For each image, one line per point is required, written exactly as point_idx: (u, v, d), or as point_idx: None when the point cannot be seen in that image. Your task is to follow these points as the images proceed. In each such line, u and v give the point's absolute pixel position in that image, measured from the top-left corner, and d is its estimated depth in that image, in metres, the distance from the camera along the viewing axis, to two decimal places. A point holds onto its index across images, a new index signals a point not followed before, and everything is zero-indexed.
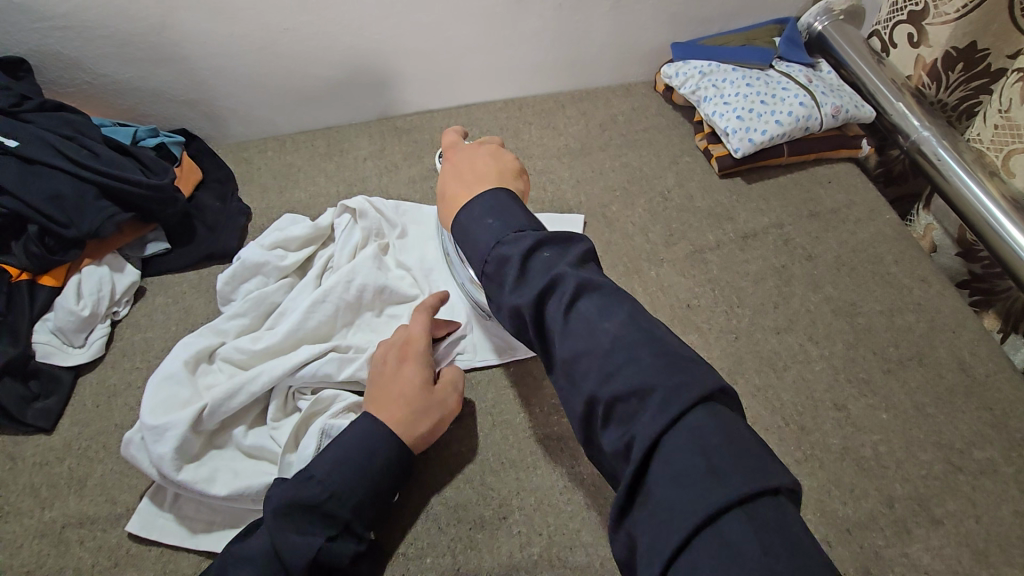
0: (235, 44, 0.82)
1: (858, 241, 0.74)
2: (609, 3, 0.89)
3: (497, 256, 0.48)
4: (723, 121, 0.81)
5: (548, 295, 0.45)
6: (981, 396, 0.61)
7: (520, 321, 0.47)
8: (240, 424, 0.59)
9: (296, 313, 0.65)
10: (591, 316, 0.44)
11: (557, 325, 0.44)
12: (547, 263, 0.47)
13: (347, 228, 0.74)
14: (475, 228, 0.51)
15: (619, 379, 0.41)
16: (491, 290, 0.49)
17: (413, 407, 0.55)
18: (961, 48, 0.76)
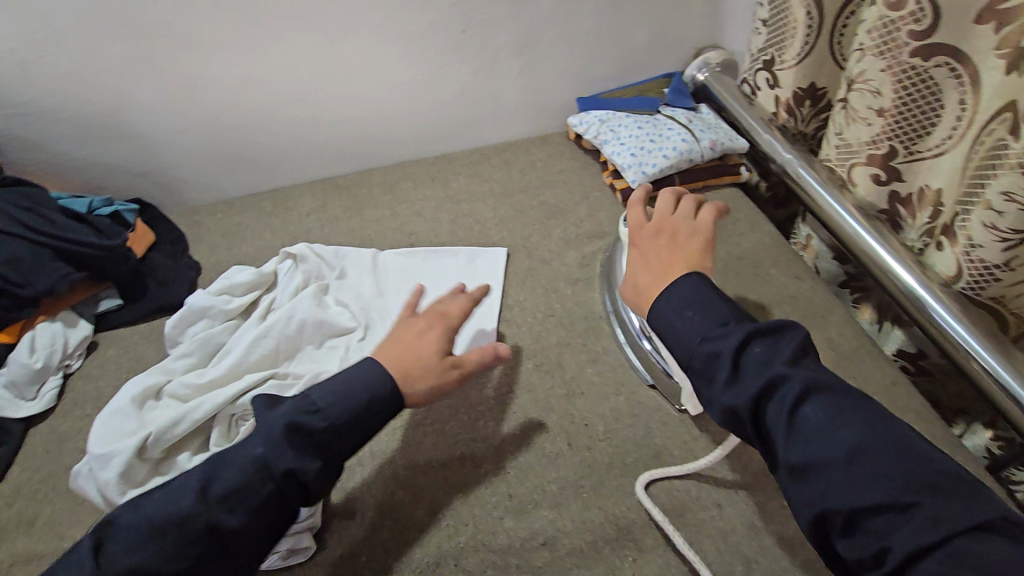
0: (185, 119, 0.92)
1: (742, 249, 0.85)
2: (519, 67, 1.03)
3: (705, 351, 0.50)
4: (620, 158, 0.93)
5: (766, 393, 0.46)
6: (847, 368, 0.69)
7: (734, 420, 0.48)
8: (185, 451, 0.63)
9: (237, 349, 0.71)
10: (817, 417, 0.44)
11: (781, 424, 0.45)
12: (762, 358, 0.48)
13: (289, 272, 0.82)
14: (674, 326, 0.53)
15: (811, 446, 0.43)
16: (691, 370, 0.51)
17: (425, 363, 0.59)
18: (805, 88, 0.91)
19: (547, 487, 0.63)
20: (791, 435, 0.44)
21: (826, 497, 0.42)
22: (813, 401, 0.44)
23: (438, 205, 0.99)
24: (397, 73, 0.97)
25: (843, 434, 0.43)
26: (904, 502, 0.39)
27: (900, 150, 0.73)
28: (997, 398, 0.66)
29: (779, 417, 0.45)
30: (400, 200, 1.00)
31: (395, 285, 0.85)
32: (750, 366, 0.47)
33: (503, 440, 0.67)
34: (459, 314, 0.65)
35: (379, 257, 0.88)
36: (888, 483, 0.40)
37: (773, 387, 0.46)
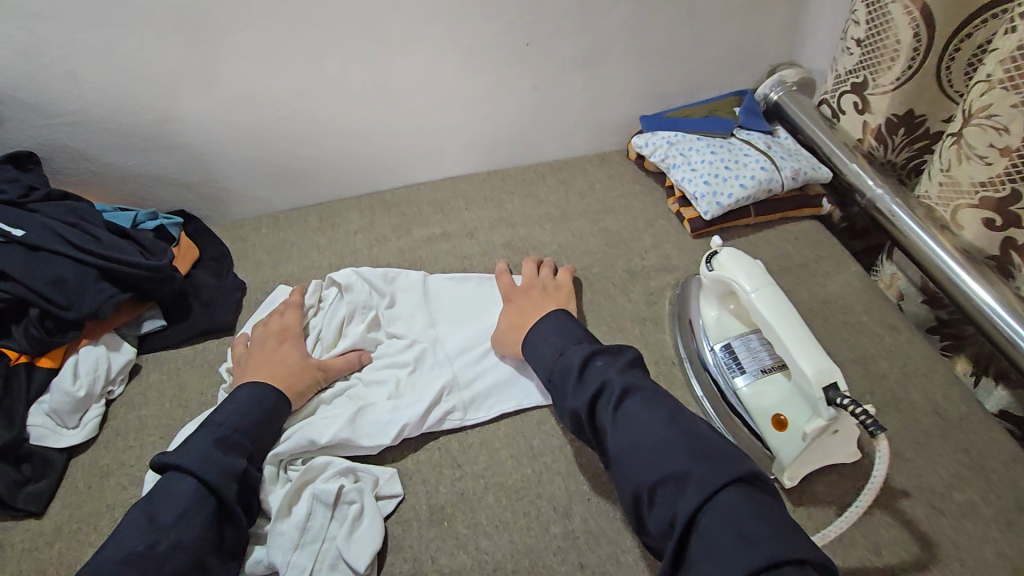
0: (235, 131, 0.88)
1: (827, 292, 0.78)
2: (581, 82, 0.97)
3: (563, 364, 0.59)
4: (691, 185, 0.87)
5: (598, 400, 0.54)
6: (956, 439, 0.63)
7: (579, 422, 0.56)
8: None
9: None
10: (633, 414, 0.52)
11: (609, 423, 0.53)
12: (601, 369, 0.57)
13: (335, 302, 0.78)
14: (542, 348, 0.63)
15: (632, 439, 0.51)
16: (556, 395, 0.59)
17: (287, 374, 0.67)
18: (900, 115, 0.83)
19: (621, 558, 0.58)
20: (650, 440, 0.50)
21: (639, 477, 0.49)
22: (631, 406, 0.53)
23: (491, 227, 0.94)
24: (454, 87, 0.92)
25: (647, 430, 0.51)
26: (706, 473, 0.46)
27: None
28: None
29: (607, 418, 0.53)
30: (452, 220, 0.95)
31: (449, 314, 0.79)
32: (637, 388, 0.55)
33: (572, 498, 0.62)
34: (298, 321, 0.74)
35: (430, 281, 0.83)
36: (712, 466, 0.47)
37: (604, 393, 0.55)
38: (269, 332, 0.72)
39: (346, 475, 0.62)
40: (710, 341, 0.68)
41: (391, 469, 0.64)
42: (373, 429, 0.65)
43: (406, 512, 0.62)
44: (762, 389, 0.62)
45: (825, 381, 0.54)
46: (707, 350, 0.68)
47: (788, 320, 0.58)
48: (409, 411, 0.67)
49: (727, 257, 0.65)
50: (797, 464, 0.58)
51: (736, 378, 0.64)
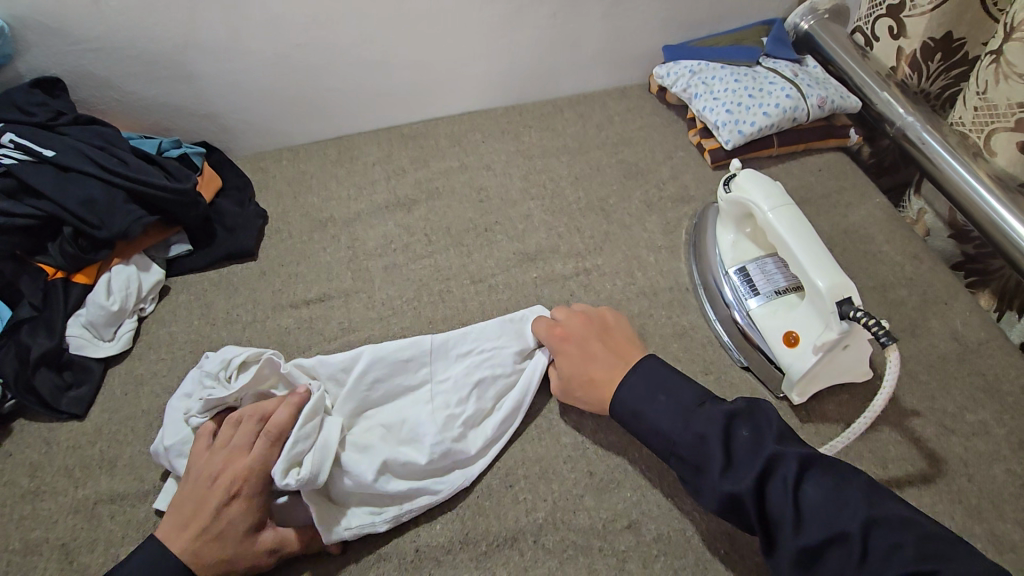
0: (253, 59, 0.88)
1: (849, 223, 0.77)
2: (602, 10, 0.94)
3: (691, 437, 0.50)
4: (714, 115, 0.84)
5: (766, 480, 0.46)
6: (972, 363, 0.62)
7: (732, 507, 0.47)
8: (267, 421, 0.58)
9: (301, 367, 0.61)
10: (820, 498, 0.45)
11: (787, 512, 0.45)
12: (752, 442, 0.49)
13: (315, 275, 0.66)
14: (645, 408, 0.54)
15: (822, 529, 0.44)
16: (687, 479, 0.50)
17: (227, 544, 0.50)
18: (938, 39, 0.80)
19: (630, 467, 0.60)
20: (846, 535, 0.43)
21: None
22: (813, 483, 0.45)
23: (508, 159, 0.93)
24: (472, 14, 0.90)
25: (841, 513, 0.44)
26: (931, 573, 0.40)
27: None
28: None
29: (784, 505, 0.45)
30: (469, 153, 0.95)
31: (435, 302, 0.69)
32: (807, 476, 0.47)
33: (583, 413, 0.64)
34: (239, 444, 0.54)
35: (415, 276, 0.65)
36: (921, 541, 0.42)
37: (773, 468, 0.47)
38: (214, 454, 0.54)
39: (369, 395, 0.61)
40: (725, 268, 0.68)
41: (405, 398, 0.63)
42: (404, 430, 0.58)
43: None
44: (774, 308, 0.62)
45: (839, 295, 0.54)
46: (722, 275, 0.68)
47: (805, 238, 0.58)
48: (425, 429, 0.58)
49: (746, 178, 0.64)
50: (806, 380, 0.58)
51: (750, 299, 0.64)
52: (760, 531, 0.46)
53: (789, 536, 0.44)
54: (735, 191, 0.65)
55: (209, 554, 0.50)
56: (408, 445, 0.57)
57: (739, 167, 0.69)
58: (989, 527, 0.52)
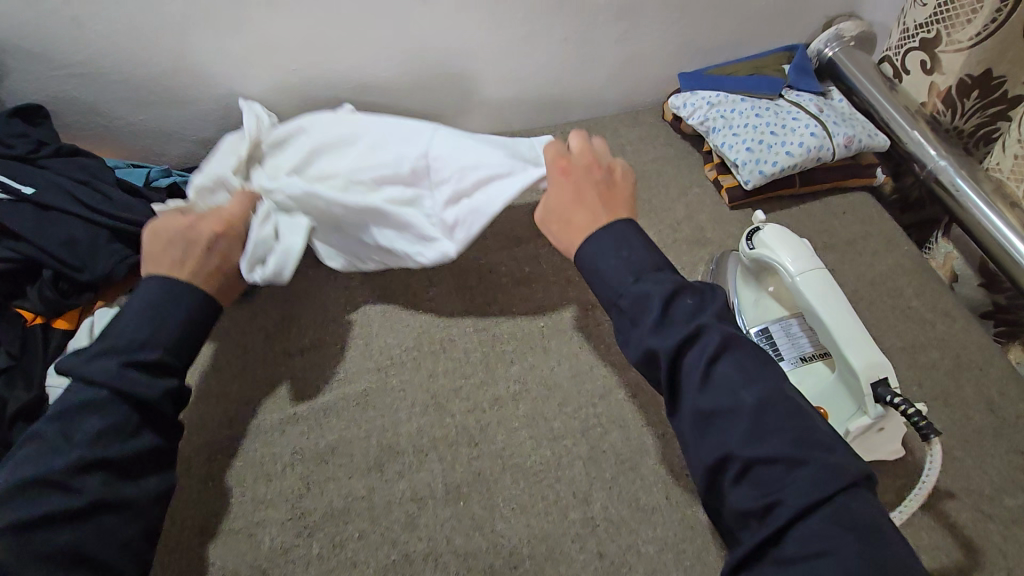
0: (247, 84, 0.83)
1: (876, 273, 0.72)
2: (616, 34, 0.89)
3: (635, 292, 0.50)
4: (733, 152, 0.80)
5: (687, 346, 0.47)
6: (1011, 438, 0.58)
7: (653, 361, 0.49)
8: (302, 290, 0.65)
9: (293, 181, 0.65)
10: (733, 373, 0.46)
11: (697, 372, 0.46)
12: (690, 310, 0.49)
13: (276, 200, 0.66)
14: (603, 267, 0.53)
15: (723, 399, 0.45)
16: (620, 329, 0.51)
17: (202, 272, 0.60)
18: (976, 75, 0.75)
19: (642, 547, 0.56)
20: (754, 434, 0.44)
21: (726, 440, 0.45)
22: (727, 360, 0.46)
23: None
24: (479, 38, 0.85)
25: (743, 392, 0.46)
26: (811, 467, 0.42)
27: None
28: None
29: (694, 371, 0.46)
30: None
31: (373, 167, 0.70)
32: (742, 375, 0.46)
33: (592, 484, 0.60)
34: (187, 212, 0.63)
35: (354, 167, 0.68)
36: (820, 456, 0.42)
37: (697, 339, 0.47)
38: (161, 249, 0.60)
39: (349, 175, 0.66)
40: (744, 328, 0.64)
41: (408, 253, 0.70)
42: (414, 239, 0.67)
43: (421, 491, 0.60)
44: (800, 379, 0.58)
45: (874, 375, 0.50)
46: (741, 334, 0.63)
47: (837, 308, 0.53)
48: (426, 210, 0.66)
49: (771, 234, 0.60)
50: None
51: None
52: (668, 389, 0.48)
53: (690, 395, 0.46)
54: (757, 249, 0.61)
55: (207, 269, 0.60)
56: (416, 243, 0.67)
57: (761, 219, 0.65)
58: None
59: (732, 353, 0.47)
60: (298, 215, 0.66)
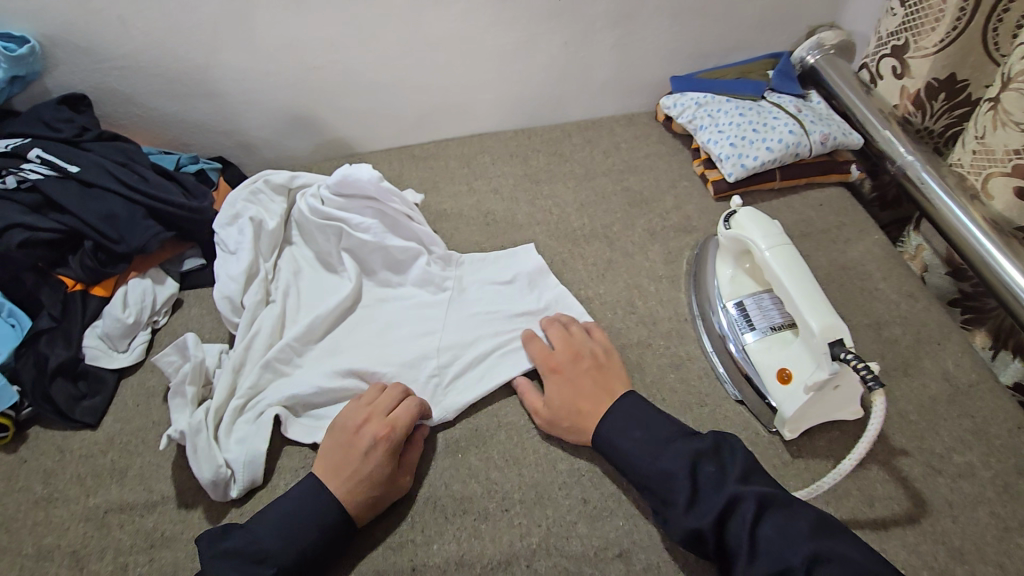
0: (272, 80, 0.91)
1: (847, 259, 0.78)
2: (611, 40, 0.96)
3: (659, 471, 0.55)
4: (717, 147, 0.86)
5: (726, 515, 0.51)
6: (962, 405, 0.63)
7: (696, 540, 0.52)
8: (263, 392, 0.69)
9: (284, 283, 0.79)
10: (775, 535, 0.49)
11: (742, 543, 0.49)
12: (715, 478, 0.53)
13: (255, 305, 0.76)
14: (625, 444, 0.58)
15: (776, 560, 0.48)
16: (657, 509, 0.55)
17: (367, 484, 0.58)
18: (942, 79, 0.81)
19: (623, 496, 0.62)
20: None
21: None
22: (766, 519, 0.50)
23: (515, 183, 0.95)
24: (485, 42, 0.92)
25: (776, 539, 0.49)
26: None
27: None
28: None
29: (740, 539, 0.49)
30: (478, 176, 0.97)
31: (337, 279, 0.82)
32: (779, 539, 0.49)
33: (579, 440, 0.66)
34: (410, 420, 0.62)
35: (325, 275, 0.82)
36: None
37: (732, 507, 0.51)
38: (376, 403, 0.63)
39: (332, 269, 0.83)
40: (723, 301, 0.70)
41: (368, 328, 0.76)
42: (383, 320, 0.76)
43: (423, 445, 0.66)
44: (770, 345, 0.64)
45: (831, 335, 0.56)
46: (719, 308, 0.70)
47: (800, 279, 0.59)
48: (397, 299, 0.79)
49: (744, 217, 0.66)
50: (797, 418, 0.59)
51: (746, 334, 0.66)
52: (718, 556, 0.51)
53: (741, 563, 0.49)
54: (732, 229, 0.67)
55: (358, 494, 0.58)
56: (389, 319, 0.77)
57: (739, 204, 0.71)
58: (971, 570, 0.53)
59: (768, 505, 0.50)
60: (284, 299, 0.78)
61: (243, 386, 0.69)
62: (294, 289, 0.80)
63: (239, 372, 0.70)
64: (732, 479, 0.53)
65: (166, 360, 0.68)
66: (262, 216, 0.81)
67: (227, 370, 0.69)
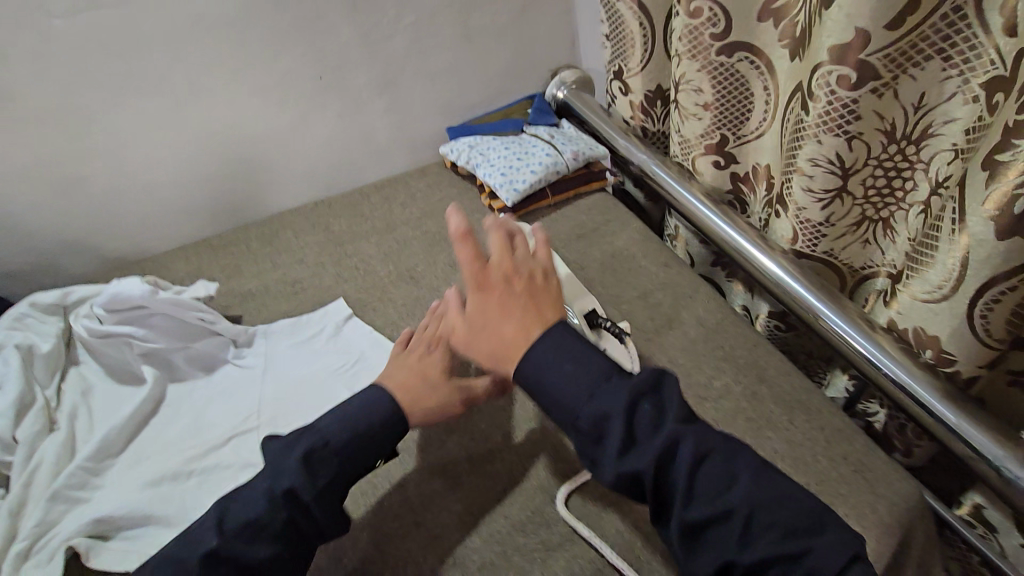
0: (29, 200, 0.87)
1: (615, 248, 0.91)
2: (382, 107, 1.05)
3: (596, 412, 0.47)
4: (492, 179, 0.97)
5: (667, 459, 0.44)
6: (718, 339, 0.75)
7: (634, 486, 0.45)
8: (52, 526, 0.61)
9: (70, 405, 0.73)
10: (714, 475, 0.44)
11: (682, 484, 0.44)
12: (653, 417, 0.47)
13: (36, 435, 0.68)
14: (551, 372, 0.51)
15: (752, 539, 0.42)
16: (583, 443, 0.48)
17: (411, 395, 0.61)
18: (654, 90, 1.00)
19: None
20: (747, 537, 0.42)
21: (727, 549, 0.43)
22: (710, 463, 0.44)
23: (320, 250, 0.98)
24: (257, 126, 0.96)
25: (734, 499, 0.43)
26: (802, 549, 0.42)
27: (731, 137, 0.83)
28: (859, 361, 0.71)
29: (679, 478, 0.44)
30: (282, 252, 0.98)
31: (135, 387, 0.77)
32: (706, 488, 0.44)
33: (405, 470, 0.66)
34: (452, 332, 0.68)
35: (122, 387, 0.77)
36: (839, 539, 0.42)
37: (672, 453, 0.45)
38: (428, 328, 0.69)
39: (132, 377, 0.78)
40: None
41: (180, 429, 0.72)
42: (196, 418, 0.73)
43: None
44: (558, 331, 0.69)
45: (590, 312, 0.69)
46: None
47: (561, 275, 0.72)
48: (209, 389, 0.77)
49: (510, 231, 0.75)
50: None
51: None
52: (652, 497, 0.45)
53: (678, 506, 0.44)
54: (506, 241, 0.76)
55: (421, 405, 0.61)
56: (208, 411, 0.74)
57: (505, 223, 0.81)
58: None
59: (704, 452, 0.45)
60: (72, 423, 0.71)
61: (22, 527, 0.61)
62: (87, 409, 0.74)
63: (17, 513, 0.62)
64: (669, 416, 0.47)
65: None
66: (32, 341, 0.75)
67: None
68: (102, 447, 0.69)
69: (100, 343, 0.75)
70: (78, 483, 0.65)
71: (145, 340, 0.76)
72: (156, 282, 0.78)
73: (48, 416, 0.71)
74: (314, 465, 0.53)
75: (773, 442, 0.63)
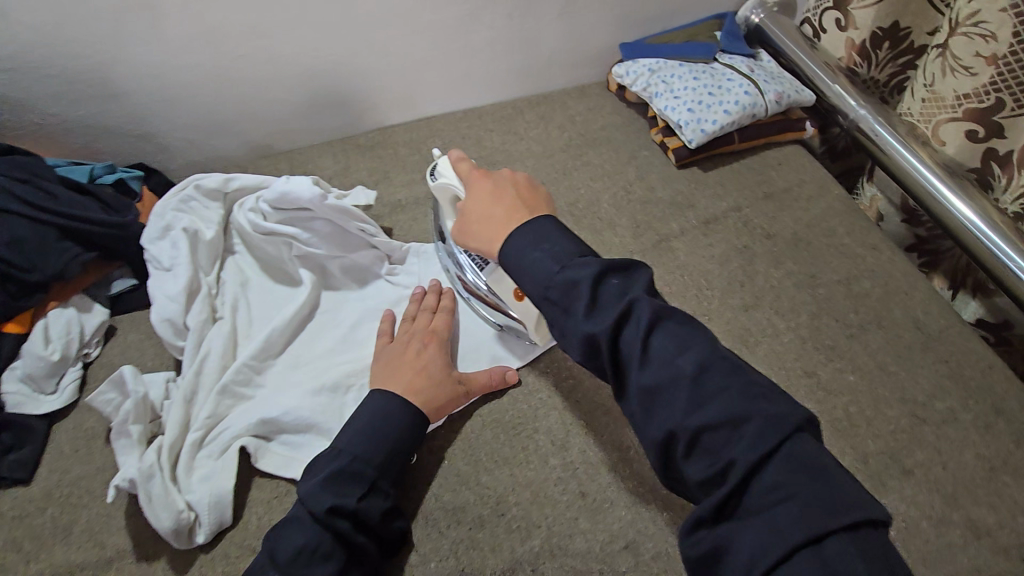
0: (190, 74, 0.82)
1: (812, 217, 0.79)
2: (556, 10, 0.91)
3: (564, 282, 0.46)
4: (676, 114, 0.84)
5: (623, 323, 0.43)
6: (936, 350, 0.66)
7: (593, 348, 0.44)
8: (222, 421, 0.63)
9: (228, 299, 0.72)
10: (666, 343, 0.42)
11: (636, 348, 0.42)
12: (620, 289, 0.45)
13: (201, 325, 0.68)
14: (530, 268, 0.49)
15: (705, 411, 0.39)
16: (555, 325, 0.47)
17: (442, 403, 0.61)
18: (886, 28, 0.82)
19: (621, 484, 0.60)
20: (694, 405, 0.40)
21: (675, 409, 0.40)
22: (667, 326, 0.43)
23: None
24: (422, 17, 0.85)
25: (687, 360, 0.41)
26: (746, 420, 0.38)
27: (1008, 102, 0.66)
28: None
29: (632, 345, 0.42)
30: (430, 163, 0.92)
31: (289, 290, 0.75)
32: (661, 356, 0.42)
33: (568, 432, 0.63)
34: (448, 327, 0.68)
35: (276, 286, 0.75)
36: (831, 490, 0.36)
37: (630, 315, 0.43)
38: (417, 319, 0.69)
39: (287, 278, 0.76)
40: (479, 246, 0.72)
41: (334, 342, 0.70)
42: (348, 332, 0.71)
43: None
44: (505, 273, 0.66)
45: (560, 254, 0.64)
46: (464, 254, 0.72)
47: None
48: (361, 303, 0.74)
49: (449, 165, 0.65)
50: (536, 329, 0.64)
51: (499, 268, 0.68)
52: (611, 369, 0.44)
53: (633, 370, 0.42)
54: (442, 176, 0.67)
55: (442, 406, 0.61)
56: (358, 328, 0.72)
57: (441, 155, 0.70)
58: (965, 513, 0.56)
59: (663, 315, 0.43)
60: (232, 317, 0.71)
61: (195, 416, 0.62)
62: (244, 304, 0.73)
63: (191, 402, 0.63)
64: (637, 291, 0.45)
65: (94, 403, 0.61)
66: (196, 225, 0.73)
67: (177, 403, 0.62)
68: (265, 347, 0.68)
69: (262, 239, 0.74)
70: (243, 383, 0.65)
71: (307, 243, 0.73)
72: (321, 182, 0.74)
73: (212, 306, 0.71)
74: (347, 478, 0.53)
75: (1007, 489, 0.57)
